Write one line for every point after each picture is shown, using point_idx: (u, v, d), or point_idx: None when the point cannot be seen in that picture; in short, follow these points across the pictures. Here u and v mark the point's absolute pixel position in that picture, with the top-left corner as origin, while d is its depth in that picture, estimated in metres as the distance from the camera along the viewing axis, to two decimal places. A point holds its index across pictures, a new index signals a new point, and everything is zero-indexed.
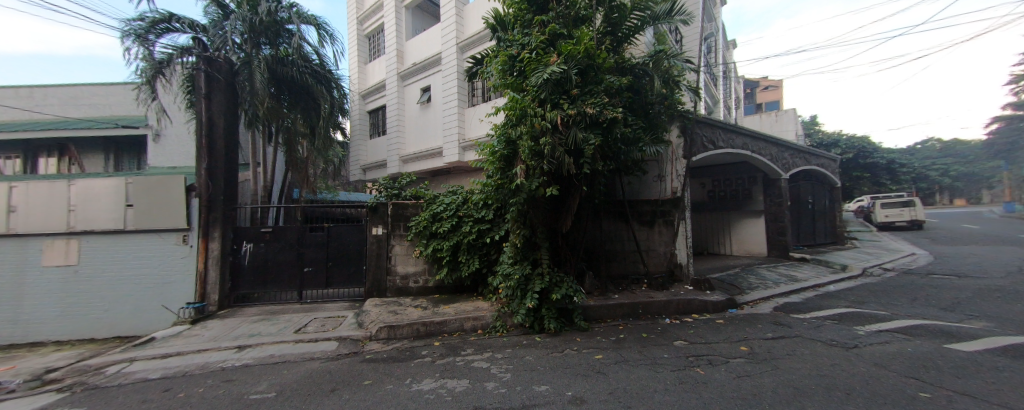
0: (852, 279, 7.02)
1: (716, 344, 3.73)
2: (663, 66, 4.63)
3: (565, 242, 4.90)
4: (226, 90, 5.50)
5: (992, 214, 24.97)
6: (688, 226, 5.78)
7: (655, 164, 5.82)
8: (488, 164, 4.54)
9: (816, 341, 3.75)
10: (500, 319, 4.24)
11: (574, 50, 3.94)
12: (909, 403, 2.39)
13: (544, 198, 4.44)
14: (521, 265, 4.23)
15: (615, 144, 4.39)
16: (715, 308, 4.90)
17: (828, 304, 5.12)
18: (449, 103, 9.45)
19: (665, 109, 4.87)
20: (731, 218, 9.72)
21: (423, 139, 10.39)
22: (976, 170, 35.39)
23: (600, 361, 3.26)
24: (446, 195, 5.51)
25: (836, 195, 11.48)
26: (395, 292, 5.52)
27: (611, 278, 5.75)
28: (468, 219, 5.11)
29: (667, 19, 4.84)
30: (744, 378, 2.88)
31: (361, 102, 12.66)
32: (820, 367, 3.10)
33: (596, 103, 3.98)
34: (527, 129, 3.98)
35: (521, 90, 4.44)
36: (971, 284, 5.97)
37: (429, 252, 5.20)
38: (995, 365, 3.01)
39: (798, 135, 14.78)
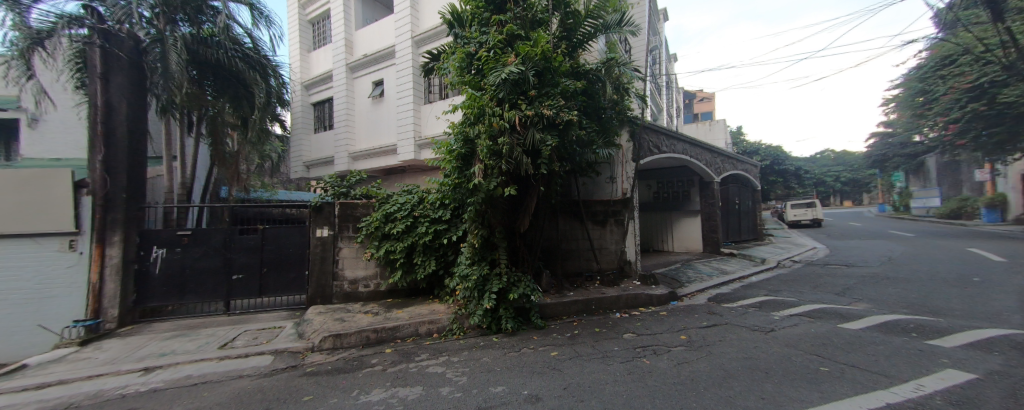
0: (770, 270, 8.05)
1: (659, 334, 4.03)
2: (614, 74, 4.88)
3: (522, 241, 4.97)
4: (131, 71, 4.74)
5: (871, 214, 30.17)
6: (637, 225, 6.17)
7: (608, 166, 6.14)
8: (444, 163, 4.41)
9: (741, 327, 4.23)
10: (457, 321, 4.16)
11: (531, 52, 4.02)
12: (813, 376, 2.80)
13: (502, 198, 4.45)
14: (478, 265, 4.20)
15: (570, 146, 4.55)
16: (659, 301, 5.29)
17: (751, 294, 5.80)
18: (403, 99, 9.08)
19: (616, 114, 5.15)
20: (672, 217, 10.61)
21: (375, 136, 9.88)
22: (858, 177, 42.49)
23: (555, 357, 3.34)
24: (400, 194, 5.27)
25: (756, 197, 13.08)
26: (343, 297, 5.16)
27: (566, 275, 5.93)
28: (424, 219, 4.94)
29: (618, 30, 5.08)
30: (683, 365, 3.14)
31: (305, 94, 11.67)
32: (745, 350, 3.50)
33: (553, 105, 4.09)
34: (485, 129, 3.98)
35: (479, 89, 4.43)
36: (857, 272, 7.17)
37: (382, 254, 4.93)
38: (873, 340, 3.64)
39: (726, 143, 16.58)
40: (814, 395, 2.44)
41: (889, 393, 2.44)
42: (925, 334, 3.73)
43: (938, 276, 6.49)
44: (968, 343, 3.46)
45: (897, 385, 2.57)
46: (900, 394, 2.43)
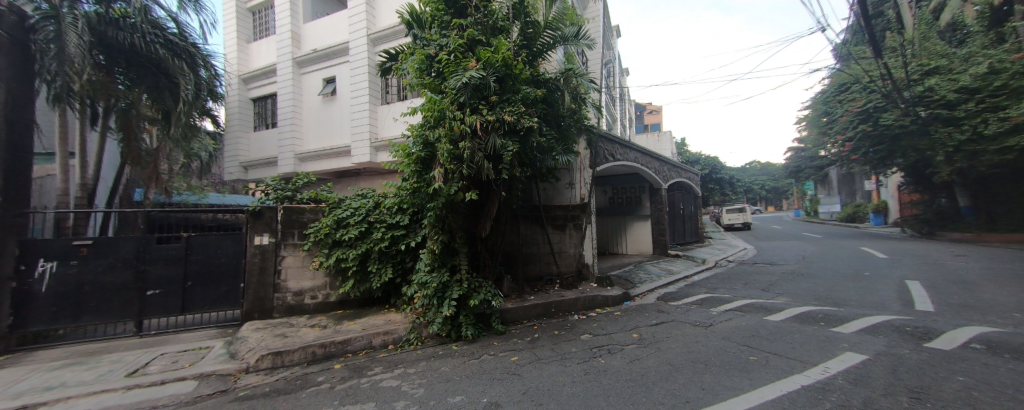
0: (709, 270, 8.85)
1: (613, 334, 4.22)
2: (572, 83, 5.05)
3: (483, 246, 4.96)
4: (12, 51, 3.96)
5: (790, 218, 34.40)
6: (593, 229, 6.46)
7: (567, 172, 6.36)
8: (403, 167, 4.25)
9: (685, 323, 4.58)
10: (415, 330, 4.01)
11: (492, 58, 4.07)
12: (744, 365, 3.11)
13: (463, 202, 4.39)
14: (438, 272, 4.09)
15: (531, 152, 4.65)
16: (614, 302, 5.57)
17: (694, 292, 6.32)
18: (357, 98, 8.63)
19: (574, 123, 5.35)
20: (626, 221, 11.23)
21: (325, 136, 9.27)
22: (778, 186, 48.40)
23: (515, 362, 3.35)
24: (354, 199, 4.98)
25: (698, 203, 14.33)
26: (285, 311, 4.73)
27: (527, 280, 6.00)
28: (379, 224, 4.70)
29: (575, 42, 5.29)
30: (634, 362, 3.31)
31: (243, 88, 10.61)
32: (688, 345, 3.79)
33: (514, 111, 4.16)
34: (445, 132, 3.92)
35: (439, 92, 4.39)
36: (779, 270, 8.13)
37: (332, 263, 4.60)
38: (791, 329, 4.14)
39: (672, 152, 18.00)
40: (745, 382, 2.72)
41: (802, 376, 2.80)
42: (830, 323, 4.32)
43: (839, 271, 7.58)
44: (862, 328, 4.07)
45: (809, 368, 2.96)
46: (811, 376, 2.80)
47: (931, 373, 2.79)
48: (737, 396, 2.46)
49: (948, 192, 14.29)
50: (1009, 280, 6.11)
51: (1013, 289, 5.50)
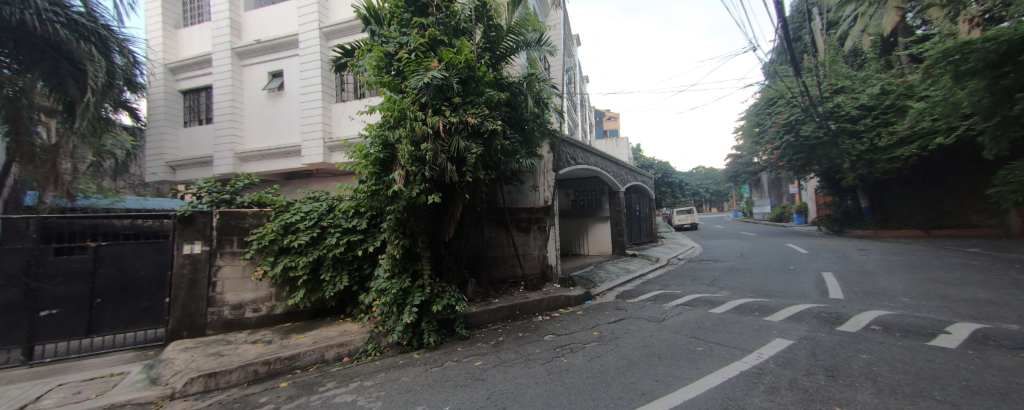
0: (662, 267, 9.43)
1: (575, 333, 4.33)
2: (535, 88, 5.13)
3: (447, 250, 4.86)
4: None
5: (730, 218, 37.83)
6: (556, 231, 6.61)
7: (531, 175, 6.45)
8: (360, 168, 4.02)
9: (641, 319, 4.82)
10: (373, 340, 3.81)
11: (455, 59, 4.05)
12: (693, 356, 3.34)
13: (425, 205, 4.27)
14: (399, 278, 3.93)
15: (495, 155, 4.64)
16: (576, 301, 5.73)
17: (649, 289, 6.69)
18: (308, 95, 8.05)
19: (537, 126, 5.41)
20: (587, 223, 11.63)
21: (271, 134, 8.54)
22: (720, 189, 53.06)
23: (480, 367, 3.30)
24: (304, 202, 4.62)
25: (651, 205, 15.24)
26: (222, 327, 4.25)
27: (492, 282, 5.98)
28: (334, 229, 4.41)
29: (537, 48, 5.36)
30: (596, 359, 3.42)
31: (170, 78, 9.45)
32: (644, 339, 4.00)
33: (478, 114, 4.13)
34: (406, 133, 3.79)
35: (399, 91, 4.26)
36: (722, 266, 8.89)
37: (278, 272, 4.20)
38: (732, 320, 4.53)
39: (628, 157, 19.03)
40: (693, 372, 2.92)
41: (740, 362, 3.08)
42: (764, 312, 4.80)
43: (770, 266, 8.48)
44: (789, 316, 4.57)
45: (746, 355, 3.27)
46: (748, 362, 3.08)
47: (843, 354, 3.20)
48: (686, 386, 2.64)
49: (853, 195, 16.61)
50: (899, 270, 7.21)
51: (902, 278, 6.50)
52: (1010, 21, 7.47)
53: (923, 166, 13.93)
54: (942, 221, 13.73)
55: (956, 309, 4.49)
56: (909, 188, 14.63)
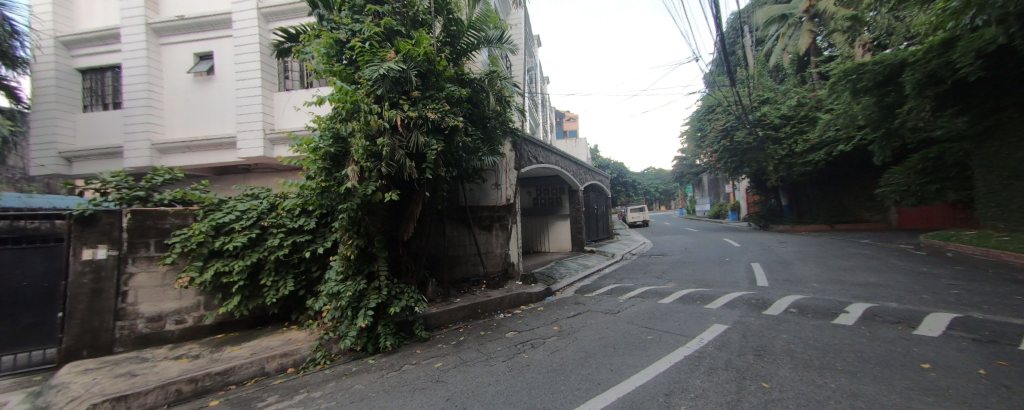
0: (617, 262, 9.93)
1: (536, 329, 4.40)
2: (497, 86, 5.07)
3: (405, 250, 4.68)
4: None
5: (676, 216, 40.88)
6: (518, 229, 6.69)
7: (493, 173, 6.43)
8: (308, 163, 3.70)
9: (598, 312, 5.04)
10: (323, 347, 3.54)
11: (413, 51, 3.92)
12: (645, 344, 3.57)
13: (382, 203, 4.06)
14: (353, 280, 3.70)
15: (457, 152, 4.55)
16: (537, 298, 5.83)
17: (605, 283, 7.01)
18: (244, 81, 7.25)
19: (499, 125, 5.37)
20: (547, 221, 11.88)
21: (200, 123, 7.57)
22: (667, 189, 57.19)
23: (440, 368, 3.22)
24: (239, 200, 4.15)
25: (607, 203, 15.98)
26: (135, 343, 3.64)
27: (453, 282, 5.87)
28: (276, 230, 4.01)
29: (498, 45, 5.30)
30: (555, 353, 3.50)
31: (65, 53, 7.97)
32: (601, 331, 4.19)
33: (438, 109, 4.03)
34: (360, 126, 3.59)
35: (352, 82, 4.03)
36: (670, 259, 9.59)
37: (208, 279, 3.71)
38: (678, 310, 4.89)
39: (586, 157, 19.78)
40: (644, 359, 3.12)
41: (686, 348, 3.33)
42: (704, 301, 5.27)
43: (710, 258, 9.31)
44: (725, 303, 5.04)
45: (690, 341, 3.55)
46: (691, 347, 3.35)
47: (768, 334, 3.61)
48: (638, 372, 2.80)
49: (775, 194, 18.77)
50: (811, 260, 8.29)
51: (813, 266, 7.48)
52: (892, 48, 8.93)
53: (829, 170, 16.14)
54: (842, 217, 16.06)
55: (853, 292, 5.27)
56: (818, 189, 16.90)
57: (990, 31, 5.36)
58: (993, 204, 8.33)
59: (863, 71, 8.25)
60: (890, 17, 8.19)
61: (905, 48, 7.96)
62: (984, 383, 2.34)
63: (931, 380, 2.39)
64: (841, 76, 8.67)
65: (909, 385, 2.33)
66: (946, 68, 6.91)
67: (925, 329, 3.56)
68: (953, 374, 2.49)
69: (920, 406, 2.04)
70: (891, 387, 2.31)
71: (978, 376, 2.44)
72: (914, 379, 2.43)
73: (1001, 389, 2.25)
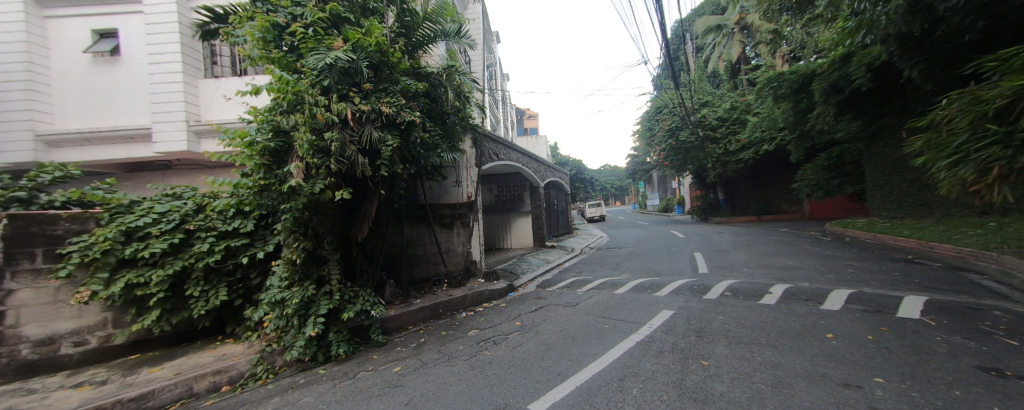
0: (576, 256, 10.27)
1: (498, 325, 4.39)
2: (455, 81, 4.93)
3: (359, 251, 4.42)
4: None
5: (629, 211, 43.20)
6: (479, 226, 6.62)
7: (453, 170, 6.32)
8: (242, 158, 3.31)
9: (558, 305, 5.16)
10: (265, 361, 3.21)
11: (363, 41, 3.69)
12: (601, 333, 3.72)
13: (332, 203, 3.78)
14: (300, 286, 3.40)
15: (414, 148, 4.38)
16: (499, 295, 5.82)
17: (565, 277, 7.22)
18: (159, 65, 6.32)
19: (459, 121, 5.24)
20: (508, 218, 11.93)
21: (104, 112, 6.46)
22: (620, 185, 60.28)
23: (399, 373, 3.07)
24: (156, 200, 3.59)
25: (566, 199, 16.44)
26: (16, 375, 2.93)
27: (413, 283, 5.70)
28: (205, 233, 3.54)
29: (456, 40, 5.15)
30: (517, 348, 3.51)
31: None
32: (561, 323, 4.30)
33: (392, 103, 3.83)
34: (305, 120, 3.29)
35: (293, 71, 3.70)
36: (624, 251, 10.11)
37: (117, 293, 3.15)
38: (630, 299, 5.16)
39: (546, 155, 20.15)
40: (602, 347, 3.25)
41: (638, 334, 3.52)
42: (653, 289, 5.63)
43: (659, 249, 9.99)
44: (671, 290, 5.44)
45: (643, 327, 3.76)
46: (643, 333, 3.55)
47: (707, 317, 3.95)
48: (596, 360, 2.91)
49: (714, 190, 20.59)
50: (744, 247, 9.23)
51: (745, 253, 8.32)
52: (806, 60, 10.18)
53: (757, 167, 18.06)
54: (767, 209, 18.16)
55: (776, 274, 5.96)
56: (748, 184, 18.91)
57: (877, 49, 6.34)
58: (880, 196, 9.86)
59: (782, 79, 9.34)
60: (803, 33, 9.33)
61: (815, 61, 9.12)
62: (871, 346, 2.77)
63: (833, 347, 2.78)
64: (765, 84, 9.73)
65: (817, 353, 2.68)
66: (844, 79, 8.07)
67: (829, 303, 4.13)
68: (851, 341, 2.91)
69: (825, 370, 2.36)
70: (805, 356, 2.64)
71: (867, 341, 2.89)
72: (821, 347, 2.81)
73: (883, 350, 2.68)
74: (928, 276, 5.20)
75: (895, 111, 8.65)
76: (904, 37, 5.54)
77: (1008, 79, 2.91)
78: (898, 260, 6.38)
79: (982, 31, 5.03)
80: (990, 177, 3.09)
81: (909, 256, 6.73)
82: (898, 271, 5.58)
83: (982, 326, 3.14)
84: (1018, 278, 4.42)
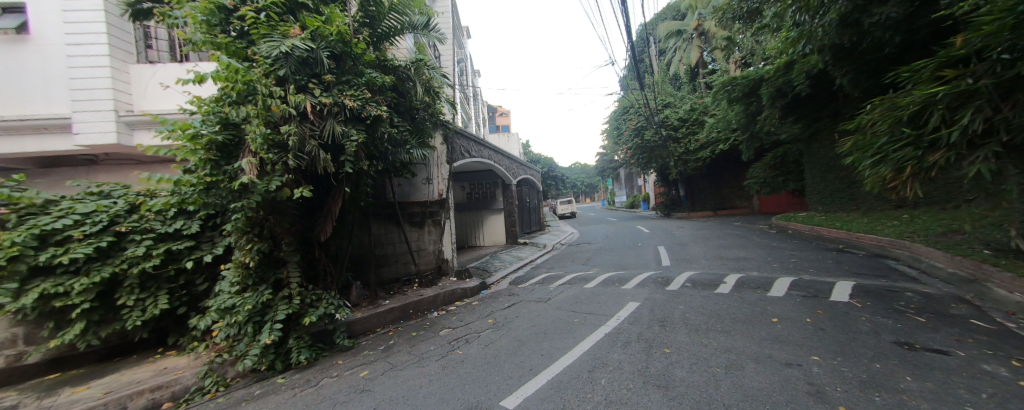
0: (547, 253, 10.41)
1: (470, 324, 4.34)
2: (424, 75, 4.79)
3: (322, 252, 4.20)
4: None
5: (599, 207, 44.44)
6: (451, 224, 6.50)
7: (423, 167, 6.15)
8: (183, 153, 3.00)
9: (531, 301, 5.20)
10: (214, 373, 2.96)
11: (323, 29, 3.48)
12: (571, 326, 3.79)
13: (290, 201, 3.54)
14: (253, 291, 3.15)
15: (381, 144, 4.21)
16: (472, 293, 5.76)
17: (536, 273, 7.29)
18: (81, 47, 5.58)
19: (428, 117, 5.11)
20: (480, 215, 11.85)
21: (8, 97, 5.55)
22: (590, 182, 61.84)
23: (366, 377, 2.94)
24: (78, 199, 3.15)
25: (538, 196, 16.60)
26: None
27: (382, 283, 5.51)
28: (140, 236, 3.18)
29: (425, 33, 5.00)
30: (489, 346, 3.49)
31: None
32: (532, 318, 4.33)
33: (356, 96, 3.65)
34: (258, 111, 3.04)
35: (244, 59, 3.42)
36: (593, 247, 10.38)
37: (29, 305, 2.75)
38: (599, 292, 5.30)
39: (518, 152, 20.24)
40: (572, 340, 3.31)
41: (606, 326, 3.62)
42: (620, 282, 5.82)
43: (626, 244, 10.35)
44: (637, 283, 5.66)
45: (611, 319, 3.87)
46: (611, 325, 3.66)
47: (669, 307, 4.15)
48: (566, 354, 2.95)
49: (676, 187, 21.67)
50: (703, 241, 9.81)
51: (704, 246, 8.84)
52: (755, 66, 10.94)
53: (714, 166, 19.21)
54: (723, 204, 19.53)
55: (731, 265, 6.38)
56: (706, 181, 20.15)
57: (814, 59, 6.93)
58: (817, 192, 10.85)
59: (735, 84, 9.99)
60: (753, 41, 10.01)
61: (763, 67, 9.82)
62: (810, 328, 3.03)
63: (778, 330, 3.02)
64: (720, 87, 10.36)
65: (765, 336, 2.89)
66: (787, 84, 8.74)
67: (775, 290, 4.48)
68: (793, 324, 3.17)
69: (772, 352, 2.55)
70: (755, 339, 2.83)
71: (807, 323, 3.16)
72: (768, 330, 3.04)
73: (820, 331, 2.94)
74: (856, 263, 5.80)
75: (829, 116, 9.54)
76: (837, 48, 6.10)
77: (919, 88, 3.28)
78: (833, 249, 7.04)
79: (898, 45, 5.65)
80: (904, 175, 3.52)
81: (840, 246, 7.47)
82: (832, 259, 6.18)
83: (898, 306, 3.54)
84: (926, 263, 5.05)
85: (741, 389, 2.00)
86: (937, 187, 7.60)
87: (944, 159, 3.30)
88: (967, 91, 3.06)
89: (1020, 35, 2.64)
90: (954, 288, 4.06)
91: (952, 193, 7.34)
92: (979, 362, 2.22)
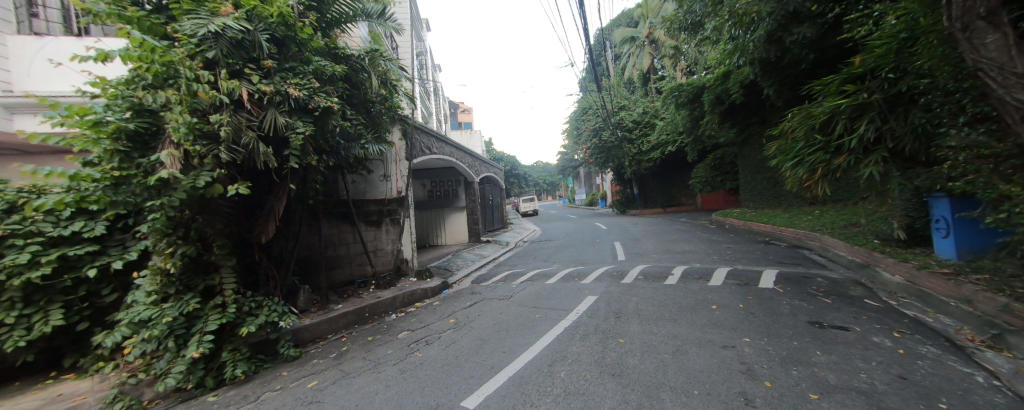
0: (510, 250, 10.45)
1: (431, 324, 4.21)
2: (379, 66, 4.56)
3: (263, 255, 3.83)
4: None
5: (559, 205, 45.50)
6: (411, 223, 6.26)
7: (380, 163, 5.85)
8: (83, 142, 2.56)
9: (493, 299, 5.17)
10: (126, 396, 2.59)
11: (261, 9, 3.16)
12: (531, 322, 3.83)
13: (222, 198, 3.17)
14: (176, 300, 2.78)
15: (332, 138, 3.93)
16: (433, 293, 5.60)
17: (498, 271, 7.28)
18: None
19: (384, 110, 4.89)
20: (442, 213, 11.59)
21: None
22: (551, 181, 63.12)
23: (314, 388, 2.73)
24: None
25: (501, 194, 16.63)
26: None
27: (334, 287, 5.17)
28: (23, 241, 2.66)
29: (379, 22, 4.77)
30: (450, 346, 3.40)
31: None
32: (495, 316, 4.31)
33: (303, 85, 3.35)
34: (180, 98, 2.69)
35: (163, 38, 3.01)
36: (553, 244, 10.61)
37: None
38: (559, 288, 5.42)
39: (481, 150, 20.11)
40: (533, 336, 3.33)
41: (566, 320, 3.70)
42: (579, 277, 6.00)
43: (585, 240, 10.71)
44: (595, 277, 5.87)
45: (571, 314, 3.96)
46: (570, 319, 3.74)
47: (623, 299, 4.35)
48: (527, 350, 2.96)
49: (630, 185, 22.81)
50: (654, 236, 10.44)
51: (656, 241, 9.41)
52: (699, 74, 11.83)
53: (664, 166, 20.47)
54: (672, 202, 20.89)
55: (678, 258, 6.85)
56: (657, 180, 21.42)
57: (747, 70, 7.64)
58: (749, 190, 12.00)
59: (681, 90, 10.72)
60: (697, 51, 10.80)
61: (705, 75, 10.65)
62: (742, 313, 3.33)
63: (717, 316, 3.29)
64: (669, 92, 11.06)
65: (705, 322, 3.14)
66: (725, 92, 9.55)
67: (714, 280, 4.88)
68: (728, 310, 3.47)
69: (711, 336, 2.77)
70: (697, 325, 3.06)
71: (739, 309, 3.47)
72: (708, 316, 3.30)
73: (750, 315, 3.25)
74: (781, 253, 6.50)
75: (759, 122, 10.57)
76: (765, 61, 6.78)
77: (829, 99, 3.77)
78: (764, 242, 7.82)
79: (813, 61, 6.39)
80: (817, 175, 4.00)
81: (769, 238, 8.32)
82: (762, 250, 6.87)
83: (811, 290, 4.02)
84: (833, 252, 5.80)
85: (684, 372, 2.14)
86: (842, 187, 8.75)
87: (846, 161, 3.76)
88: (864, 104, 3.61)
89: (902, 58, 3.20)
90: (854, 273, 4.71)
91: (853, 191, 8.48)
92: (870, 335, 2.57)
